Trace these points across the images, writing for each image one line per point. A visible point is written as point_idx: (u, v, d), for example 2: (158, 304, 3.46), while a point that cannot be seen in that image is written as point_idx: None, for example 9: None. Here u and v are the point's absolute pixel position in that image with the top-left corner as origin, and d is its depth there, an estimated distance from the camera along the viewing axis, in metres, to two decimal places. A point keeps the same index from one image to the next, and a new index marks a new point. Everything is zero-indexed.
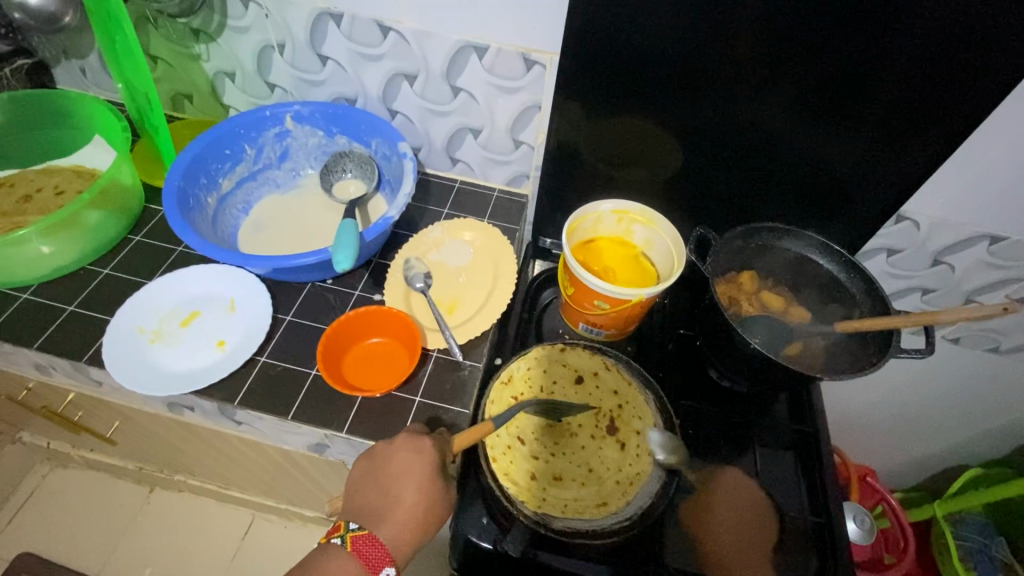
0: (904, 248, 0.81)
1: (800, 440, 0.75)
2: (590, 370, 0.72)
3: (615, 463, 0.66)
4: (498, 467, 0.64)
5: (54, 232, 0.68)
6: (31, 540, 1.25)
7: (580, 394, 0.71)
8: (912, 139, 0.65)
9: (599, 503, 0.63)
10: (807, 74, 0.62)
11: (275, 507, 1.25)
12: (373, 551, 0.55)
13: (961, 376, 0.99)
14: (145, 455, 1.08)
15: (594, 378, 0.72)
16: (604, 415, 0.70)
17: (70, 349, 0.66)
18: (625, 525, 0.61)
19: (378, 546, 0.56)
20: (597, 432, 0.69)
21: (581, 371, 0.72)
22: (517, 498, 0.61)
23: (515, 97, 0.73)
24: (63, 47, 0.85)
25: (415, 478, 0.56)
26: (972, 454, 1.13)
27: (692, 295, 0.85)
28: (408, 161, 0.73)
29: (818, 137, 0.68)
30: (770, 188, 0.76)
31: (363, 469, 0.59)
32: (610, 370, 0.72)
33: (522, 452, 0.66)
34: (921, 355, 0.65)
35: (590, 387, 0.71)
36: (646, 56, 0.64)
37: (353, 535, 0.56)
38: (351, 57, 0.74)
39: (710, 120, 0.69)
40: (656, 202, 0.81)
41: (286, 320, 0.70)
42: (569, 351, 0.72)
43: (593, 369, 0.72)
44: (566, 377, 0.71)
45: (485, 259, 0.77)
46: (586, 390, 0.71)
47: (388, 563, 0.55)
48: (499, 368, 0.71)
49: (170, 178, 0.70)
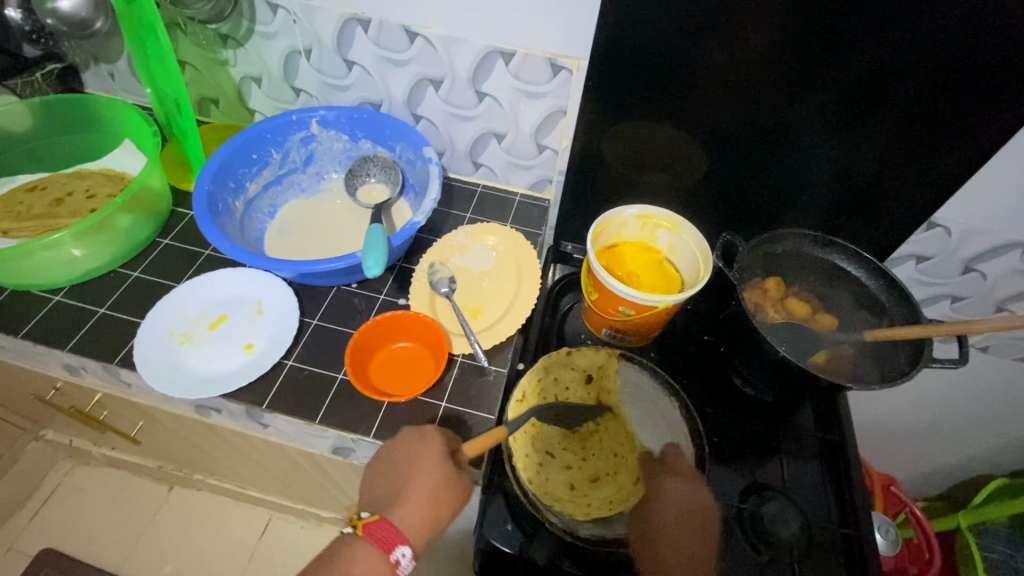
0: (934, 255, 0.79)
1: (827, 449, 0.74)
2: (596, 366, 0.72)
3: (630, 447, 0.67)
4: (537, 487, 0.63)
5: (87, 235, 0.69)
6: (53, 536, 1.27)
7: (593, 391, 0.71)
8: (947, 145, 0.64)
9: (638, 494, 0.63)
10: (838, 79, 0.61)
11: (292, 507, 1.26)
12: (387, 532, 0.56)
13: (990, 385, 0.97)
14: (166, 454, 1.09)
15: (601, 372, 0.72)
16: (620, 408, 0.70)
17: (101, 351, 0.67)
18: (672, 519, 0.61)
19: (388, 529, 0.56)
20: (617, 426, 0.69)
21: (588, 369, 0.71)
22: (563, 513, 0.61)
23: (540, 102, 0.73)
24: (92, 52, 0.86)
25: (419, 465, 0.56)
26: (997, 463, 1.11)
27: (716, 301, 0.85)
28: (434, 166, 0.74)
29: (849, 143, 0.67)
30: (798, 194, 0.75)
31: (375, 468, 0.60)
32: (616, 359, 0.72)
33: (554, 465, 0.65)
34: (953, 364, 0.63)
35: (601, 383, 0.71)
36: (675, 61, 0.64)
37: (365, 523, 0.57)
38: (377, 62, 0.74)
39: (738, 125, 0.68)
40: (680, 207, 0.81)
41: (312, 324, 0.70)
42: (575, 353, 0.72)
43: (598, 363, 0.72)
44: (575, 379, 0.71)
45: (508, 264, 0.77)
46: (597, 385, 0.71)
47: (403, 541, 0.56)
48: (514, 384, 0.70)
49: (200, 182, 0.71)
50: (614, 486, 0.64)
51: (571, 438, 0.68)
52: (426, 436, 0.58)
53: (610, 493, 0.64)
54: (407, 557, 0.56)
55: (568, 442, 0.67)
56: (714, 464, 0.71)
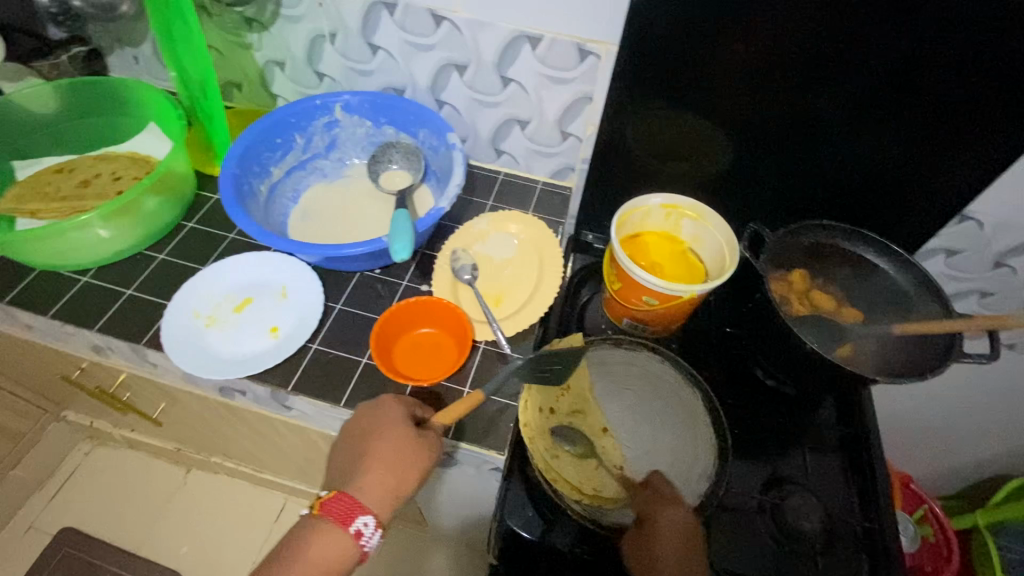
0: (964, 250, 0.77)
1: (850, 443, 0.73)
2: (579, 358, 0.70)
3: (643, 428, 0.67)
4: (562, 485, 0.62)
5: (114, 216, 0.69)
6: (73, 516, 1.30)
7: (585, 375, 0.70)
8: (983, 137, 0.63)
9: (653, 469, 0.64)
10: (873, 69, 0.60)
11: (307, 491, 1.27)
12: (345, 504, 0.55)
13: (1015, 384, 0.96)
14: (185, 437, 1.11)
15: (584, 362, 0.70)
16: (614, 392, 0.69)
17: (129, 332, 0.67)
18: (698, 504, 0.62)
19: (345, 502, 0.55)
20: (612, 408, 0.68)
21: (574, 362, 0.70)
22: (591, 506, 0.61)
23: (565, 88, 0.73)
24: (117, 36, 0.86)
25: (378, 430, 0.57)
26: (1018, 463, 1.09)
27: (738, 292, 0.84)
28: (457, 152, 0.73)
29: (882, 134, 0.66)
30: (826, 185, 0.73)
31: (341, 449, 0.59)
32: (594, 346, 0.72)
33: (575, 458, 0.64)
34: (984, 361, 0.63)
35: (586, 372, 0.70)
36: (705, 49, 0.63)
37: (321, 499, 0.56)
38: (402, 47, 0.74)
39: (767, 116, 0.68)
40: (704, 197, 0.80)
41: (335, 309, 0.70)
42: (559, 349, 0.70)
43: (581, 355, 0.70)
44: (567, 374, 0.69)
45: (529, 252, 0.77)
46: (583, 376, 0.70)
47: (363, 510, 0.55)
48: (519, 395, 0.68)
49: (226, 166, 0.71)
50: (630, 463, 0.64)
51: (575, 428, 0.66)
52: (383, 407, 0.58)
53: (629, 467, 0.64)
54: (369, 528, 0.55)
55: (576, 433, 0.66)
56: (734, 457, 0.71)
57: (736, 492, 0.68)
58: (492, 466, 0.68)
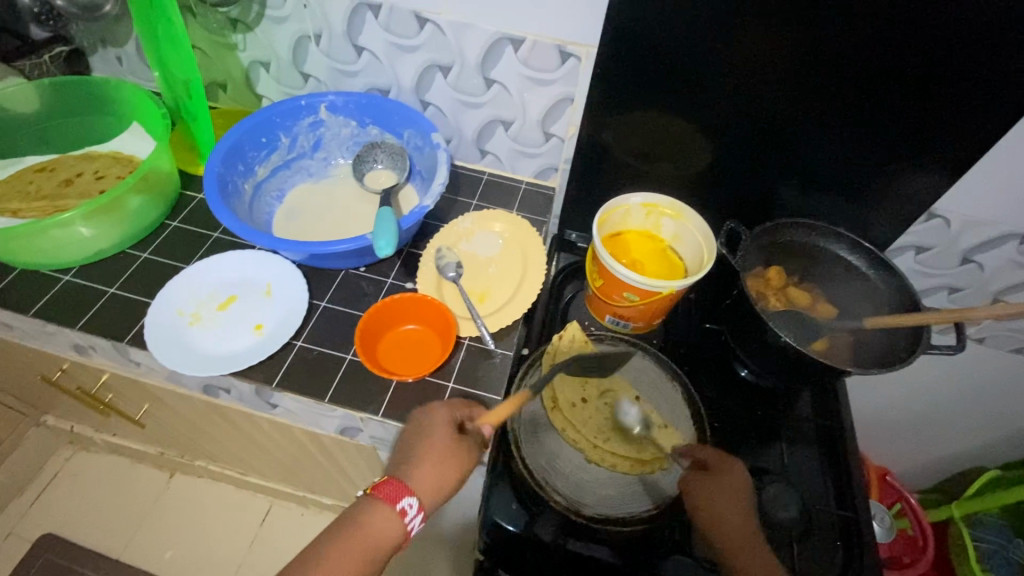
0: (933, 247, 0.79)
1: (826, 435, 0.75)
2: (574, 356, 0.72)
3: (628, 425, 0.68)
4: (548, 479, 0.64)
5: (97, 215, 0.69)
6: (53, 522, 1.28)
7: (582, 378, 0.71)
8: (947, 135, 0.65)
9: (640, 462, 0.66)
10: (842, 71, 0.63)
11: (293, 494, 1.27)
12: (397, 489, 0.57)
13: (986, 379, 0.99)
14: (169, 439, 1.10)
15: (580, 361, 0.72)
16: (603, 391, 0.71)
17: (112, 330, 0.67)
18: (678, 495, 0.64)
19: (396, 486, 0.57)
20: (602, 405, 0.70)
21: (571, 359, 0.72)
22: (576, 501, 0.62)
23: (547, 89, 0.74)
24: (100, 35, 0.86)
25: (429, 431, 0.59)
26: (991, 456, 1.12)
27: (718, 289, 0.86)
28: (442, 152, 0.74)
29: (852, 134, 0.68)
30: (799, 185, 0.76)
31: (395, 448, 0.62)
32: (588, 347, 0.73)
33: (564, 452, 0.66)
34: (951, 352, 0.65)
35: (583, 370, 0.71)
36: (681, 51, 0.65)
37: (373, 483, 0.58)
38: (386, 48, 0.75)
39: (741, 116, 0.70)
40: (684, 196, 0.82)
41: (321, 306, 0.71)
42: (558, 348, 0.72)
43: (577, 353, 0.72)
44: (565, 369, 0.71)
45: (514, 250, 0.78)
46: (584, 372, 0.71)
47: (409, 492, 0.57)
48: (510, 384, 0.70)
49: (210, 165, 0.71)
50: (629, 458, 0.66)
51: (573, 430, 0.67)
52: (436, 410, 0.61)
53: (623, 461, 0.66)
54: (414, 513, 0.57)
55: (574, 434, 0.67)
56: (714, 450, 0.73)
57: None
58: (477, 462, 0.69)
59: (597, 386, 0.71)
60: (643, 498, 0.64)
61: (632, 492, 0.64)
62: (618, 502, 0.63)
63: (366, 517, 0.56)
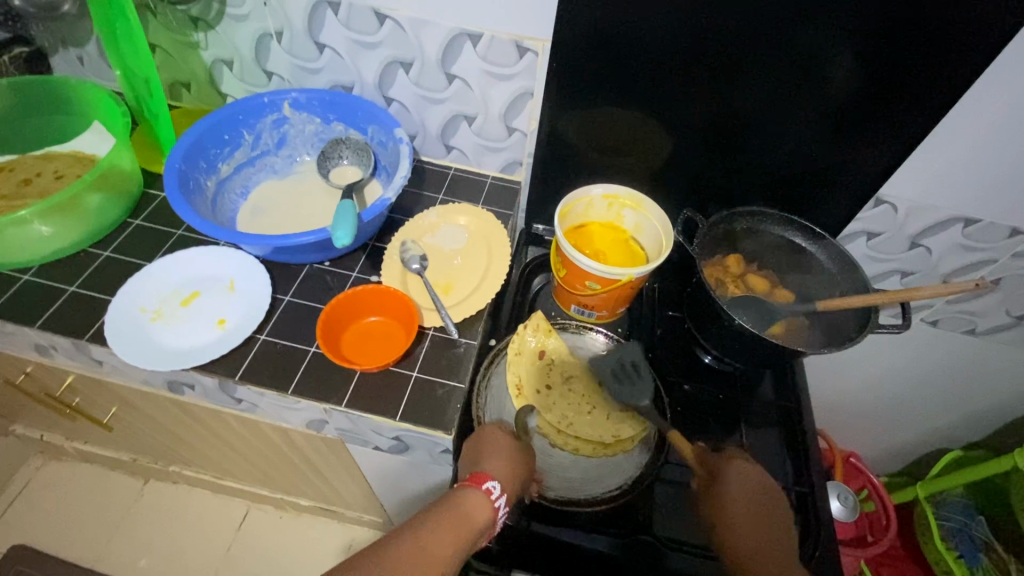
0: (883, 232, 0.82)
1: (785, 415, 0.78)
2: (537, 347, 0.74)
3: (594, 410, 0.70)
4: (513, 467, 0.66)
5: (55, 213, 0.69)
6: (22, 533, 1.25)
7: (546, 367, 0.73)
8: (888, 122, 0.68)
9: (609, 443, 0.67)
10: (783, 60, 0.65)
11: (270, 497, 1.26)
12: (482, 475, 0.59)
13: (943, 361, 1.02)
14: (141, 444, 1.09)
15: (544, 351, 0.74)
16: (567, 378, 0.72)
17: (71, 328, 0.67)
18: (640, 474, 0.66)
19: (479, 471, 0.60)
20: (567, 391, 0.71)
21: (534, 351, 0.73)
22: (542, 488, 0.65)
23: (507, 84, 0.75)
24: (61, 35, 0.86)
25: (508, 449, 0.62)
26: (952, 438, 1.15)
27: (681, 278, 0.89)
28: (404, 146, 0.75)
29: (799, 123, 0.71)
30: (753, 175, 0.78)
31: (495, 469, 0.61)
32: (553, 335, 0.74)
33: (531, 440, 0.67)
34: (897, 330, 0.69)
35: (546, 361, 0.73)
36: (630, 43, 0.67)
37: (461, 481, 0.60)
38: (348, 45, 0.76)
39: (694, 107, 0.72)
40: (644, 188, 0.84)
41: (285, 300, 0.71)
42: (519, 339, 0.73)
43: (540, 344, 0.74)
44: (527, 361, 0.72)
45: (479, 242, 0.79)
46: (545, 362, 0.73)
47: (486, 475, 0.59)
48: (477, 376, 0.72)
49: (171, 161, 0.71)
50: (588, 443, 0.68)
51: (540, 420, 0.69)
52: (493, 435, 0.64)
53: (586, 444, 0.67)
54: (500, 496, 0.59)
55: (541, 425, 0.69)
56: (677, 433, 0.74)
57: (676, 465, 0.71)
58: (442, 449, 0.67)
59: (561, 372, 0.73)
60: (604, 480, 0.66)
61: (600, 474, 0.67)
62: (582, 485, 0.66)
63: (458, 503, 0.58)
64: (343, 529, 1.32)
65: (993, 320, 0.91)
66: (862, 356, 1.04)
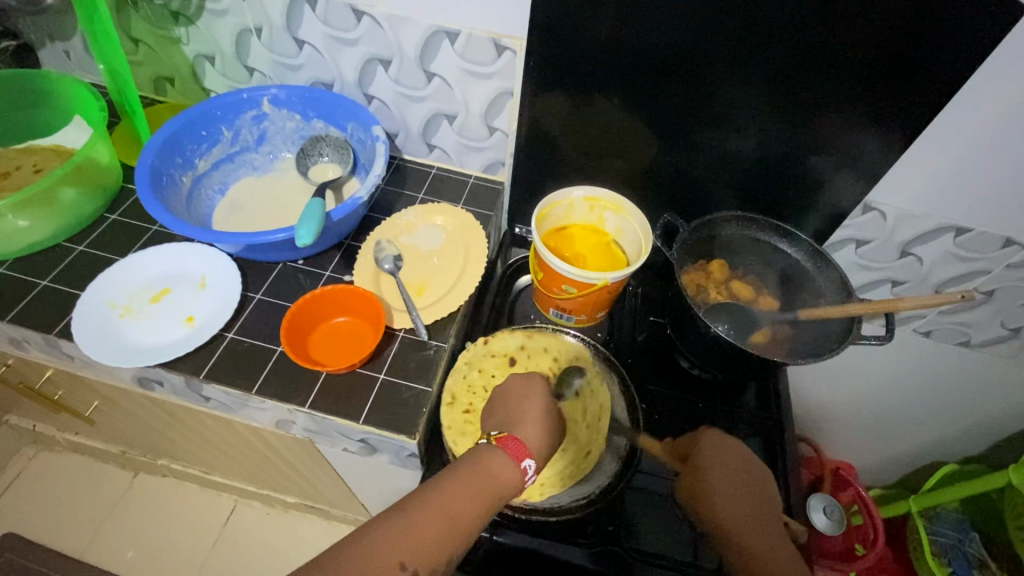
0: (873, 239, 0.80)
1: (764, 425, 0.76)
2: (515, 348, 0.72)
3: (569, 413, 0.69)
4: None
5: (29, 207, 0.69)
6: (13, 522, 1.26)
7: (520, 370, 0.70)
8: (877, 127, 0.66)
9: (585, 453, 0.66)
10: (765, 61, 0.63)
11: (256, 493, 1.26)
12: (519, 445, 0.57)
13: (938, 372, 0.99)
14: (127, 438, 1.09)
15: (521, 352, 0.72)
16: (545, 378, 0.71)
17: (40, 323, 0.67)
18: (610, 484, 0.64)
19: (511, 434, 0.58)
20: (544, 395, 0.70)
21: (510, 353, 0.71)
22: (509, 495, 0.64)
23: (486, 83, 0.74)
24: (47, 30, 0.86)
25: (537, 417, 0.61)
26: (948, 452, 1.12)
27: (664, 282, 0.87)
28: (381, 144, 0.74)
29: (784, 125, 0.69)
30: (737, 178, 0.76)
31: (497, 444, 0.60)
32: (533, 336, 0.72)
33: None
34: (879, 342, 0.66)
35: (522, 362, 0.71)
36: (609, 41, 0.65)
37: (497, 436, 0.58)
38: (327, 41, 0.75)
39: (676, 107, 0.70)
40: (626, 190, 0.82)
41: (255, 299, 0.71)
42: (493, 340, 0.71)
43: (517, 345, 0.72)
44: (499, 364, 0.71)
45: (456, 242, 0.78)
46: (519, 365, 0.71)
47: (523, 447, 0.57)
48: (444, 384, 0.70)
49: (144, 156, 0.71)
50: (571, 450, 0.67)
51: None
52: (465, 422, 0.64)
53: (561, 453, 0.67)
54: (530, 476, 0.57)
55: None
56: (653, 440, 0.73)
57: (649, 473, 0.69)
58: (408, 453, 0.66)
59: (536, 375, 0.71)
60: (572, 488, 0.65)
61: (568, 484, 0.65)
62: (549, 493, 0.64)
63: (489, 465, 0.55)
64: (329, 526, 1.31)
65: (988, 332, 0.88)
66: (853, 366, 1.01)
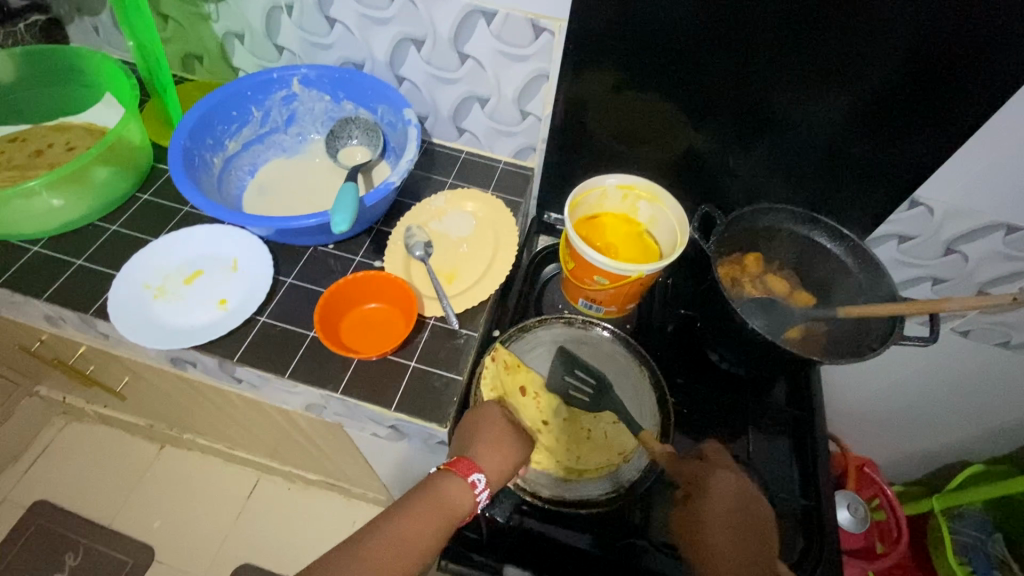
0: (916, 236, 0.77)
1: (795, 423, 0.75)
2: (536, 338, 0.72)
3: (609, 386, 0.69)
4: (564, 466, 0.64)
5: (64, 186, 0.69)
6: (45, 489, 1.30)
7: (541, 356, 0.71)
8: (930, 119, 0.63)
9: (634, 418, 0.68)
10: (815, 47, 0.60)
11: (278, 469, 1.28)
12: (471, 461, 0.59)
13: (973, 373, 0.96)
14: (155, 413, 1.11)
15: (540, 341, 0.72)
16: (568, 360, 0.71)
17: (76, 302, 0.67)
18: (639, 477, 0.63)
19: (464, 457, 0.59)
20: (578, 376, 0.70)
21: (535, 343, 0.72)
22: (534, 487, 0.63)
23: (520, 66, 0.72)
24: (77, 4, 0.85)
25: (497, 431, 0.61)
26: (976, 452, 1.10)
27: (694, 273, 0.85)
28: (412, 128, 0.73)
29: (828, 115, 0.66)
30: (777, 170, 0.74)
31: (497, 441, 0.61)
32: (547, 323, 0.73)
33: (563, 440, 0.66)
34: (922, 343, 0.64)
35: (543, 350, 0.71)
36: (652, 25, 0.62)
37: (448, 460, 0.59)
38: (358, 20, 0.73)
39: (718, 94, 0.67)
40: (660, 178, 0.80)
41: (286, 283, 0.71)
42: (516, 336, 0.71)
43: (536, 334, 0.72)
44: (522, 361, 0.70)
45: (486, 230, 0.77)
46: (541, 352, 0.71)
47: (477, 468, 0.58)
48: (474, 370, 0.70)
49: (176, 137, 0.70)
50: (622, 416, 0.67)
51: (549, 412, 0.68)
52: (486, 413, 0.63)
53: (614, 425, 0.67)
54: (483, 490, 0.58)
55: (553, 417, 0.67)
56: (681, 432, 0.73)
57: None
58: (437, 440, 0.66)
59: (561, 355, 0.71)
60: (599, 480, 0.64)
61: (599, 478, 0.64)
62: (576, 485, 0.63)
63: (438, 489, 0.57)
64: (349, 504, 1.34)
65: None
66: (885, 361, 0.99)
